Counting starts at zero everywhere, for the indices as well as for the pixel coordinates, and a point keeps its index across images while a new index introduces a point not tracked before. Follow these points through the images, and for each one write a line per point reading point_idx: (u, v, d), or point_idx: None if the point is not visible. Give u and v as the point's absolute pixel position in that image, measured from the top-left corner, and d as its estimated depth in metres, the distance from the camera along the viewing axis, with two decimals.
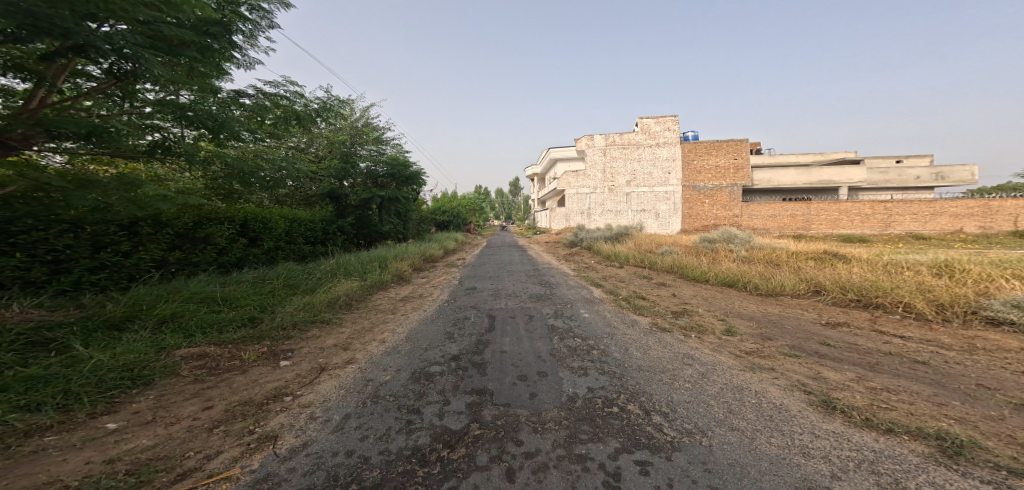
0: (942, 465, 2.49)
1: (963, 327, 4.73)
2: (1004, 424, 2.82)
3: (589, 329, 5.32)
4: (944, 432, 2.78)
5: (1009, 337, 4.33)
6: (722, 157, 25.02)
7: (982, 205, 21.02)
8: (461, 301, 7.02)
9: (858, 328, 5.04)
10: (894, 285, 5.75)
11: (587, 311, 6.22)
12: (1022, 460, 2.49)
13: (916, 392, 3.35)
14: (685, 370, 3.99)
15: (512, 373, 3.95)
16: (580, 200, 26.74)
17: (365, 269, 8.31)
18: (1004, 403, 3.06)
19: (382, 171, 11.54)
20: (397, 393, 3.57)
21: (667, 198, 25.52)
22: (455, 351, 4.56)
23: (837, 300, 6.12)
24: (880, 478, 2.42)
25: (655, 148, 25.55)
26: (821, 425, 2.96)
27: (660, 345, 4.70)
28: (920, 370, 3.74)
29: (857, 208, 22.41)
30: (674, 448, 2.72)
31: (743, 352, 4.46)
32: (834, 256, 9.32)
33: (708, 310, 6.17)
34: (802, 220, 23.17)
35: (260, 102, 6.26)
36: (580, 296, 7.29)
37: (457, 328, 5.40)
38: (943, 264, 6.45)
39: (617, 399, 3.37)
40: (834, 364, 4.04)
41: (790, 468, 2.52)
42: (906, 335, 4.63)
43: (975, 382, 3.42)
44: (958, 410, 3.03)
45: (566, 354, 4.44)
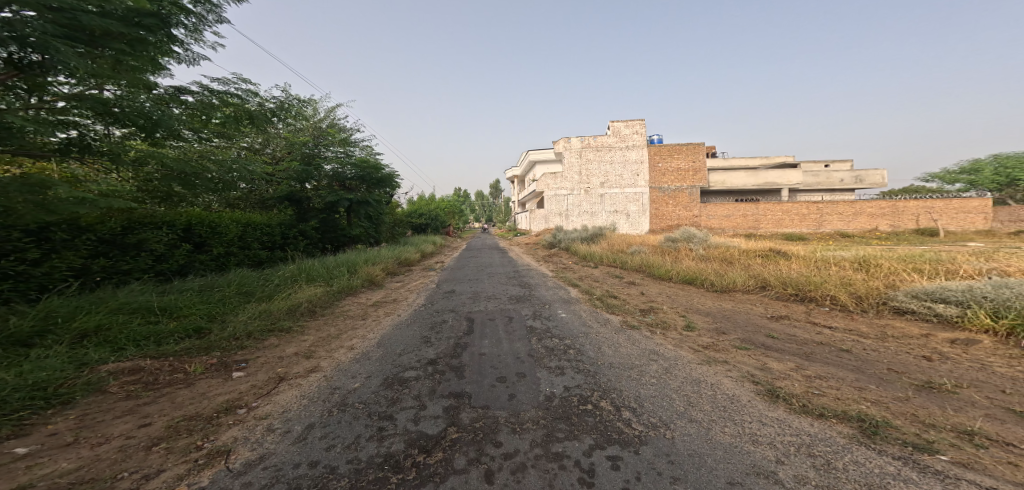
0: (861, 445, 2.67)
1: (877, 317, 5.19)
2: (909, 403, 3.09)
3: (565, 329, 5.40)
4: (863, 414, 3.01)
5: (912, 325, 4.78)
6: (683, 159, 26.12)
7: (892, 205, 23.03)
8: (436, 304, 6.93)
9: (796, 320, 5.41)
10: (823, 280, 6.22)
11: (564, 311, 6.30)
12: (923, 435, 2.69)
13: (842, 378, 3.63)
14: (650, 366, 4.14)
15: (491, 375, 3.95)
16: (558, 201, 26.97)
17: (332, 275, 8.03)
18: (907, 384, 3.38)
19: (349, 173, 11.23)
20: (370, 400, 3.48)
21: (638, 199, 26.29)
22: (432, 355, 4.50)
23: (779, 294, 6.53)
24: (815, 460, 2.56)
25: (626, 151, 26.33)
26: (767, 413, 3.14)
27: (629, 342, 4.86)
28: (844, 358, 4.07)
29: (796, 208, 23.99)
30: (641, 442, 2.81)
31: (700, 346, 4.68)
32: (777, 253, 9.98)
33: (671, 307, 6.42)
34: (752, 219, 24.53)
35: (207, 101, 5.92)
36: (556, 297, 7.37)
37: (435, 332, 5.33)
38: (862, 259, 7.06)
39: (591, 397, 3.44)
40: (778, 355, 4.31)
41: (741, 455, 2.65)
42: (833, 325, 5.03)
43: (887, 367, 3.75)
44: (874, 393, 3.31)
45: (544, 354, 4.48)
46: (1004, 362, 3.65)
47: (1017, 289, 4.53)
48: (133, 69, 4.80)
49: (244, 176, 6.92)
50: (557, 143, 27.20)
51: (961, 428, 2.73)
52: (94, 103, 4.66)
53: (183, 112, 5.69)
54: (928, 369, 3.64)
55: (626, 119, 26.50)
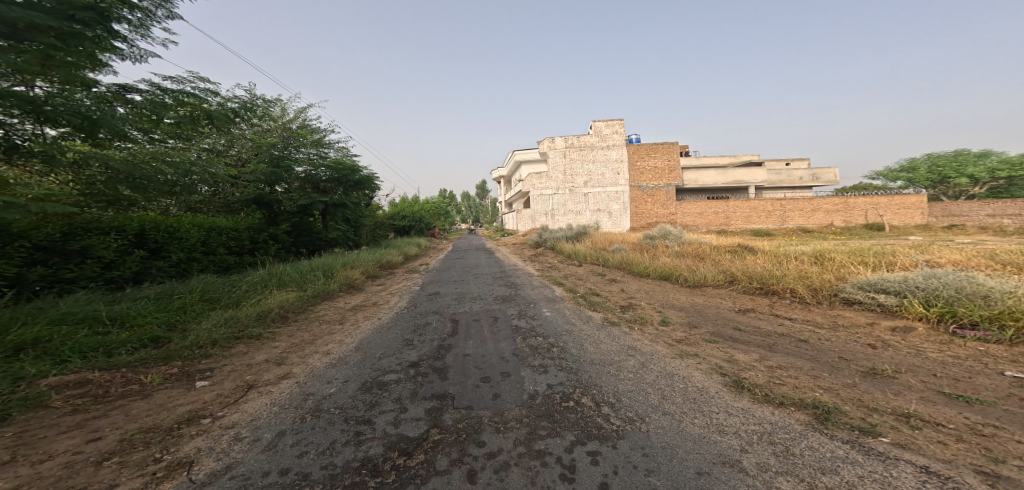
0: (816, 431, 2.80)
1: (830, 308, 5.47)
2: (856, 389, 3.28)
3: (549, 328, 5.43)
4: (817, 401, 3.16)
5: (859, 315, 5.08)
6: (660, 158, 26.73)
7: (844, 202, 24.40)
8: (419, 306, 6.84)
9: (762, 313, 5.64)
10: (784, 273, 6.51)
11: (548, 310, 6.34)
12: (868, 419, 2.86)
13: (800, 368, 3.81)
14: (629, 361, 4.22)
15: (475, 375, 3.93)
16: (543, 201, 27.07)
17: (305, 279, 7.80)
18: (855, 372, 3.57)
19: (323, 175, 10.93)
20: (348, 405, 3.41)
21: (619, 198, 26.70)
22: (413, 358, 4.45)
23: (746, 288, 6.78)
24: (775, 447, 2.67)
25: (606, 150, 26.67)
26: (733, 403, 3.26)
27: (609, 339, 4.94)
28: (803, 348, 4.27)
29: (762, 205, 24.97)
30: (619, 436, 2.86)
31: (674, 340, 4.81)
32: (745, 249, 10.38)
33: (649, 303, 6.56)
34: (722, 216, 25.38)
35: (158, 99, 5.68)
36: (541, 296, 7.40)
37: (417, 335, 5.27)
38: (819, 253, 7.44)
39: (573, 394, 3.48)
40: (744, 347, 4.48)
41: (709, 445, 2.75)
42: (794, 317, 5.27)
43: (838, 355, 3.96)
44: (827, 380, 3.49)
45: (527, 353, 4.51)
46: (936, 348, 3.92)
47: (945, 279, 4.90)
48: (67, 65, 4.52)
49: (203, 178, 6.66)
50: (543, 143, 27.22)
51: (900, 411, 2.90)
52: (22, 100, 4.35)
53: (128, 112, 5.45)
54: (871, 356, 3.87)
55: (606, 119, 26.85)
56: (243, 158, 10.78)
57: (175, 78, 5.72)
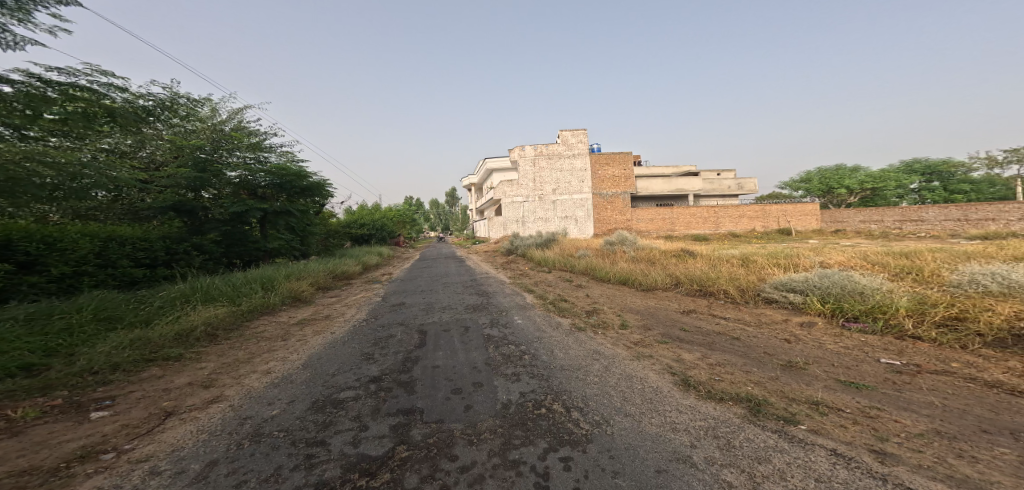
0: (750, 422, 2.98)
1: (755, 307, 5.88)
2: (777, 382, 3.54)
3: (521, 336, 5.39)
4: (750, 395, 3.37)
5: (777, 312, 5.49)
6: (618, 167, 27.82)
7: (761, 209, 26.58)
8: (380, 319, 6.55)
9: (704, 313, 5.99)
10: (718, 276, 6.96)
11: (520, 318, 6.29)
12: (790, 408, 3.10)
13: (735, 364, 4.05)
14: (593, 365, 4.28)
15: (445, 387, 3.80)
16: (515, 209, 27.11)
17: (240, 293, 7.25)
18: (776, 365, 3.86)
19: (264, 181, 10.43)
20: (297, 427, 3.16)
21: (584, 205, 27.35)
22: (375, 372, 4.21)
23: (688, 290, 7.17)
24: (719, 441, 2.80)
25: (572, 159, 27.29)
26: (682, 401, 3.40)
27: (577, 344, 5.00)
28: (737, 344, 4.56)
29: (699, 212, 26.65)
30: (589, 440, 2.88)
31: (632, 343, 4.96)
32: (687, 252, 11.05)
33: (609, 307, 6.76)
34: (668, 222, 26.81)
35: (39, 92, 5.12)
36: (512, 304, 7.35)
37: (378, 348, 5.01)
38: (745, 256, 8.08)
39: (545, 400, 3.46)
40: (688, 346, 4.71)
41: (666, 443, 2.82)
42: (728, 316, 5.61)
43: (763, 351, 4.26)
44: (756, 374, 3.74)
45: (500, 362, 4.43)
46: (832, 340, 4.36)
47: (834, 277, 5.50)
48: None
49: (97, 182, 6.11)
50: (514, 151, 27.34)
51: (811, 399, 3.17)
52: None
53: None
54: (788, 350, 4.20)
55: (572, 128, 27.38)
56: (159, 161, 9.59)
57: (62, 70, 5.20)
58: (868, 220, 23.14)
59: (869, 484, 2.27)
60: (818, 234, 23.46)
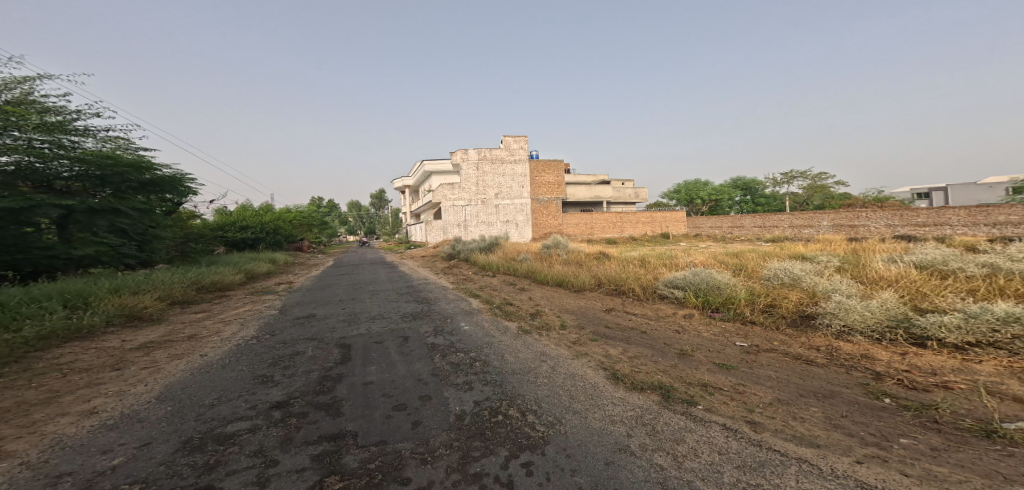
0: (666, 407, 3.14)
1: (648, 302, 6.57)
2: (676, 369, 3.90)
3: (468, 342, 4.74)
4: (660, 383, 3.61)
5: (666, 307, 6.16)
6: (552, 174, 28.62)
7: (651, 217, 29.75)
8: (279, 335, 5.31)
9: (623, 310, 6.34)
10: (626, 276, 7.59)
11: (466, 323, 5.62)
12: (689, 391, 3.41)
13: (646, 355, 4.35)
14: (542, 367, 4.03)
15: (383, 405, 3.13)
16: (455, 212, 26.05)
17: (30, 315, 5.28)
18: (672, 354, 4.31)
19: (69, 172, 7.82)
20: (163, 476, 2.28)
21: (524, 209, 27.40)
22: (280, 396, 3.32)
23: (607, 289, 7.62)
24: (649, 428, 2.84)
25: (514, 164, 27.06)
26: (613, 394, 3.43)
27: (525, 346, 4.65)
28: (647, 337, 4.94)
29: (610, 218, 28.99)
30: (545, 442, 2.63)
31: (571, 342, 4.80)
32: (605, 255, 11.80)
33: (550, 309, 6.49)
34: (588, 227, 28.61)
35: None
36: (457, 309, 6.56)
37: (281, 368, 4.01)
38: (645, 258, 8.98)
39: (501, 407, 3.10)
40: (611, 341, 4.88)
41: (607, 435, 2.74)
42: (638, 312, 6.06)
43: (665, 342, 4.69)
44: (659, 364, 4.08)
45: (449, 370, 3.83)
46: (703, 328, 5.08)
47: (702, 274, 6.39)
48: None
49: None
50: (455, 153, 26.17)
51: (701, 381, 3.57)
52: None
53: None
54: (679, 339, 4.71)
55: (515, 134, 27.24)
56: None
57: None
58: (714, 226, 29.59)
59: (748, 449, 2.50)
60: (685, 237, 27.62)
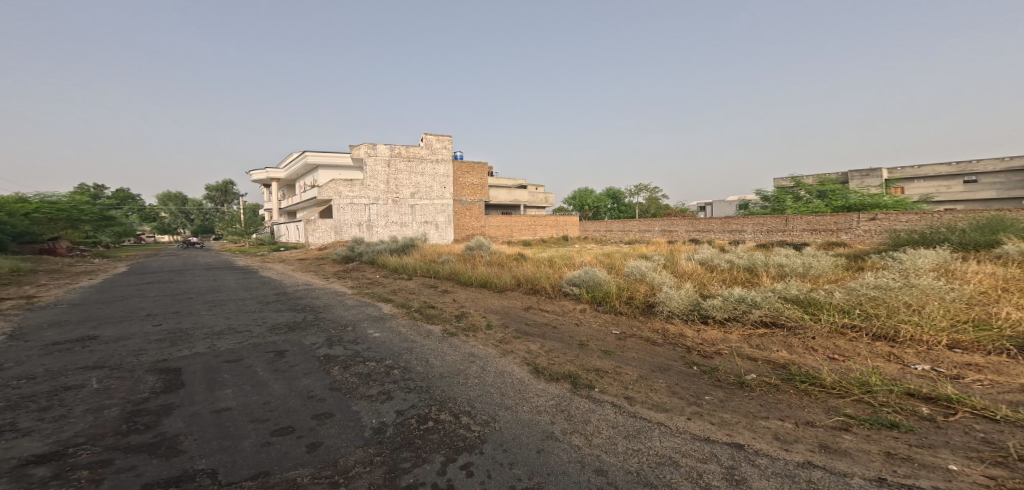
0: (575, 393, 3.34)
1: (552, 299, 7.01)
2: (579, 358, 4.21)
3: (383, 350, 4.46)
4: (559, 371, 3.85)
5: (567, 303, 6.62)
6: (475, 176, 28.63)
7: (555, 221, 32.11)
8: (15, 371, 3.86)
9: (541, 307, 6.59)
10: (537, 275, 8.07)
11: (378, 331, 5.32)
12: (589, 376, 3.71)
13: (560, 347, 4.58)
14: (472, 367, 3.97)
15: (261, 432, 2.70)
16: (357, 211, 23.55)
17: None
18: (575, 345, 4.61)
19: None
20: None
21: (444, 211, 26.85)
22: (49, 445, 2.51)
23: (526, 288, 7.88)
24: (569, 414, 2.98)
25: (435, 164, 26.22)
26: (535, 386, 3.52)
27: (451, 349, 4.56)
28: (553, 332, 5.20)
29: (520, 222, 30.40)
30: (482, 441, 2.59)
31: (497, 341, 4.84)
32: (520, 256, 12.36)
33: (477, 310, 6.52)
34: (508, 229, 29.58)
35: None
36: (363, 316, 6.19)
37: (40, 409, 3.00)
38: (554, 259, 9.57)
39: (430, 413, 2.95)
40: (530, 337, 5.01)
41: (538, 425, 2.81)
42: (549, 309, 6.39)
43: (571, 336, 4.99)
44: (565, 354, 4.34)
45: (357, 383, 3.53)
46: (589, 319, 5.65)
47: (587, 271, 7.15)
48: None
49: None
50: (360, 146, 23.67)
51: (594, 367, 3.92)
52: None
53: None
54: (577, 332, 5.12)
55: (437, 133, 26.50)
56: None
57: None
58: (593, 230, 32.79)
59: (630, 421, 2.83)
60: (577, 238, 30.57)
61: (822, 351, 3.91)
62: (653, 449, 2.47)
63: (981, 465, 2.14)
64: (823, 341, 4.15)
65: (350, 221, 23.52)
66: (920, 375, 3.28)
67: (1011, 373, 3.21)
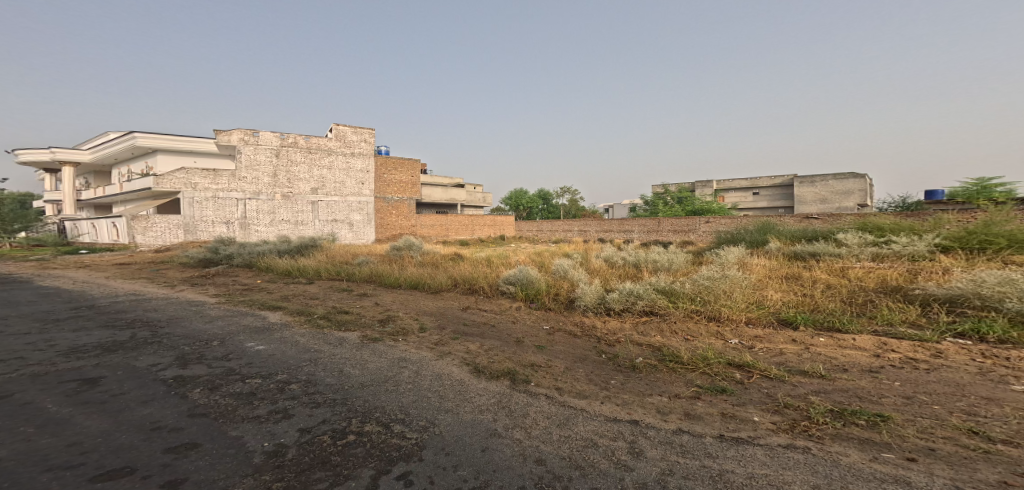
0: (516, 389, 3.43)
1: (489, 298, 7.07)
2: (516, 354, 4.33)
3: (275, 365, 3.94)
4: (493, 368, 3.94)
5: (494, 303, 6.70)
6: (403, 173, 27.89)
7: (493, 221, 32.55)
8: None
9: (480, 307, 6.61)
10: (478, 274, 8.13)
11: (261, 343, 4.65)
12: (528, 369, 3.86)
13: (496, 346, 4.63)
14: (402, 373, 3.85)
15: (72, 481, 2.11)
16: (223, 206, 20.53)
17: None
18: (512, 343, 4.71)
19: None
20: None
21: (361, 208, 25.59)
22: None
23: (463, 288, 7.87)
24: (512, 408, 3.08)
25: (349, 157, 24.95)
26: (478, 386, 3.54)
27: (374, 356, 4.35)
28: (492, 330, 5.27)
29: (449, 222, 29.99)
30: (420, 447, 2.52)
31: (434, 344, 4.81)
32: (459, 255, 12.39)
33: (405, 313, 6.36)
34: (443, 229, 29.27)
35: None
36: (239, 329, 5.28)
37: None
38: (492, 258, 9.66)
39: (351, 426, 2.75)
40: (471, 337, 5.02)
41: (479, 425, 2.83)
42: (488, 309, 6.42)
43: (512, 334, 5.06)
44: (503, 353, 4.41)
45: (237, 403, 3.04)
46: (516, 317, 5.82)
47: (522, 270, 7.35)
48: None
49: None
50: (236, 130, 21.01)
51: (529, 362, 4.06)
52: None
53: None
54: (513, 329, 5.25)
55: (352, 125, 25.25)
56: None
57: None
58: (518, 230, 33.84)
59: (563, 410, 2.97)
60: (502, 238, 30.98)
61: (680, 333, 4.53)
62: (578, 434, 2.63)
63: (770, 413, 2.74)
64: (681, 324, 4.86)
65: (213, 218, 20.17)
66: (734, 347, 4.04)
67: (777, 341, 4.19)
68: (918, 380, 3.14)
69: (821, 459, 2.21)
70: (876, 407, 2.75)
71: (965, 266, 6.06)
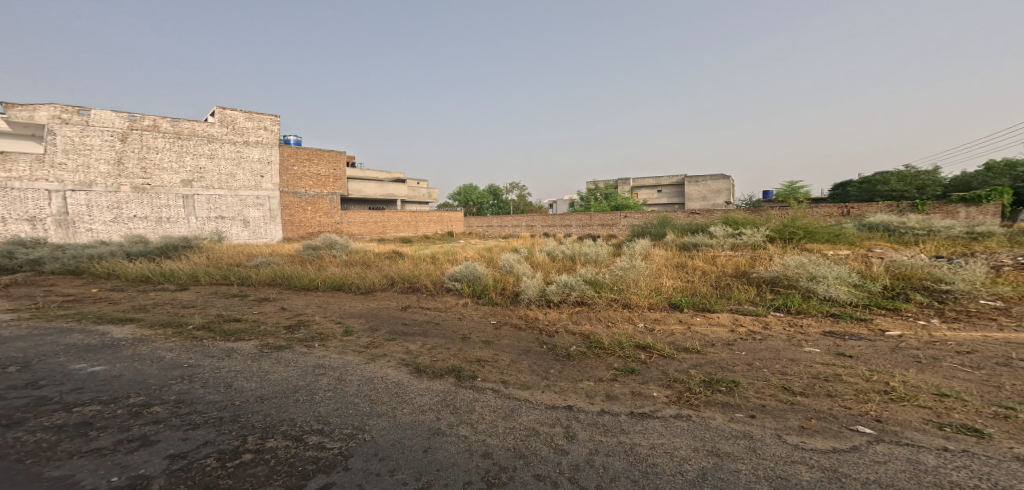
0: (459, 386, 3.46)
1: (433, 295, 7.00)
2: (459, 352, 4.32)
3: (129, 386, 3.45)
4: (430, 367, 3.91)
5: (440, 300, 6.64)
6: (324, 166, 25.67)
7: (439, 216, 31.85)
8: None
9: (420, 306, 6.46)
10: (419, 272, 8.01)
11: (99, 364, 3.96)
12: (474, 365, 3.90)
13: (437, 345, 4.59)
14: (320, 381, 3.66)
15: None
16: (22, 201, 15.99)
17: None
18: (461, 339, 4.72)
19: None
20: None
21: (260, 204, 22.45)
22: None
23: (403, 288, 7.65)
24: (455, 406, 3.08)
25: (241, 146, 21.70)
26: (421, 386, 3.51)
27: (279, 366, 4.03)
28: (439, 328, 5.23)
29: (386, 218, 28.26)
30: (346, 457, 2.46)
31: (362, 346, 4.66)
32: (400, 253, 12.10)
33: (323, 316, 6.04)
34: (379, 226, 27.93)
35: None
36: (57, 349, 4.36)
37: None
38: (434, 256, 9.53)
39: (244, 445, 2.58)
40: (415, 337, 4.94)
41: (417, 426, 2.81)
42: (430, 307, 6.36)
43: (456, 332, 5.02)
44: (445, 350, 4.39)
45: (68, 435, 2.67)
46: (456, 314, 5.84)
47: (467, 267, 7.37)
48: None
49: None
50: (48, 105, 16.57)
51: (474, 358, 4.09)
52: None
53: None
54: (461, 325, 5.26)
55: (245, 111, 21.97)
56: None
57: None
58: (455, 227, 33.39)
59: (505, 401, 3.06)
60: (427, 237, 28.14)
61: (602, 320, 4.81)
62: (521, 424, 2.70)
63: (664, 387, 3.03)
64: (605, 312, 5.14)
65: (6, 215, 15.65)
66: (640, 331, 4.34)
67: (668, 321, 4.63)
68: (755, 349, 3.68)
69: (697, 424, 2.52)
70: (728, 373, 3.19)
71: (780, 253, 7.20)
